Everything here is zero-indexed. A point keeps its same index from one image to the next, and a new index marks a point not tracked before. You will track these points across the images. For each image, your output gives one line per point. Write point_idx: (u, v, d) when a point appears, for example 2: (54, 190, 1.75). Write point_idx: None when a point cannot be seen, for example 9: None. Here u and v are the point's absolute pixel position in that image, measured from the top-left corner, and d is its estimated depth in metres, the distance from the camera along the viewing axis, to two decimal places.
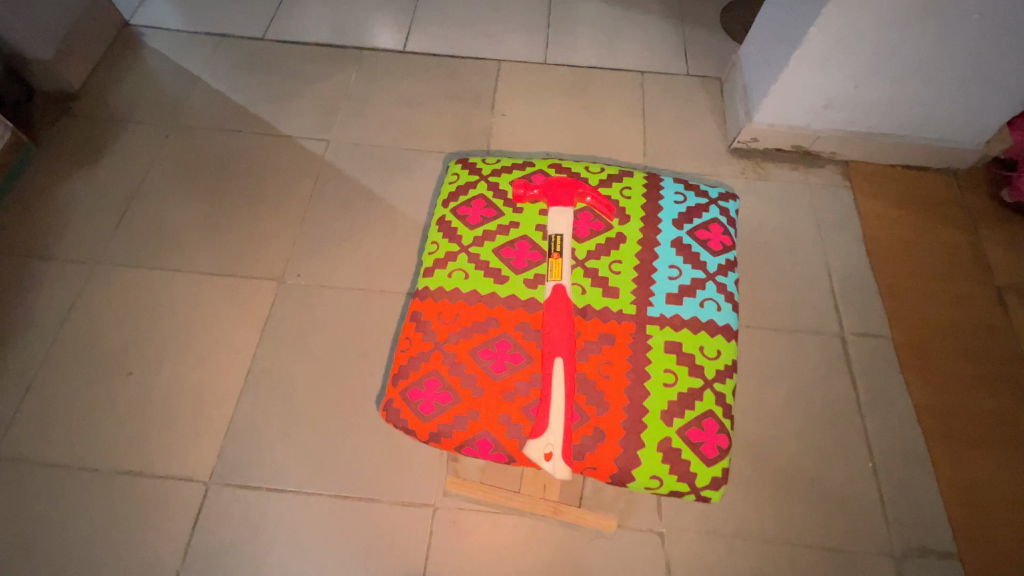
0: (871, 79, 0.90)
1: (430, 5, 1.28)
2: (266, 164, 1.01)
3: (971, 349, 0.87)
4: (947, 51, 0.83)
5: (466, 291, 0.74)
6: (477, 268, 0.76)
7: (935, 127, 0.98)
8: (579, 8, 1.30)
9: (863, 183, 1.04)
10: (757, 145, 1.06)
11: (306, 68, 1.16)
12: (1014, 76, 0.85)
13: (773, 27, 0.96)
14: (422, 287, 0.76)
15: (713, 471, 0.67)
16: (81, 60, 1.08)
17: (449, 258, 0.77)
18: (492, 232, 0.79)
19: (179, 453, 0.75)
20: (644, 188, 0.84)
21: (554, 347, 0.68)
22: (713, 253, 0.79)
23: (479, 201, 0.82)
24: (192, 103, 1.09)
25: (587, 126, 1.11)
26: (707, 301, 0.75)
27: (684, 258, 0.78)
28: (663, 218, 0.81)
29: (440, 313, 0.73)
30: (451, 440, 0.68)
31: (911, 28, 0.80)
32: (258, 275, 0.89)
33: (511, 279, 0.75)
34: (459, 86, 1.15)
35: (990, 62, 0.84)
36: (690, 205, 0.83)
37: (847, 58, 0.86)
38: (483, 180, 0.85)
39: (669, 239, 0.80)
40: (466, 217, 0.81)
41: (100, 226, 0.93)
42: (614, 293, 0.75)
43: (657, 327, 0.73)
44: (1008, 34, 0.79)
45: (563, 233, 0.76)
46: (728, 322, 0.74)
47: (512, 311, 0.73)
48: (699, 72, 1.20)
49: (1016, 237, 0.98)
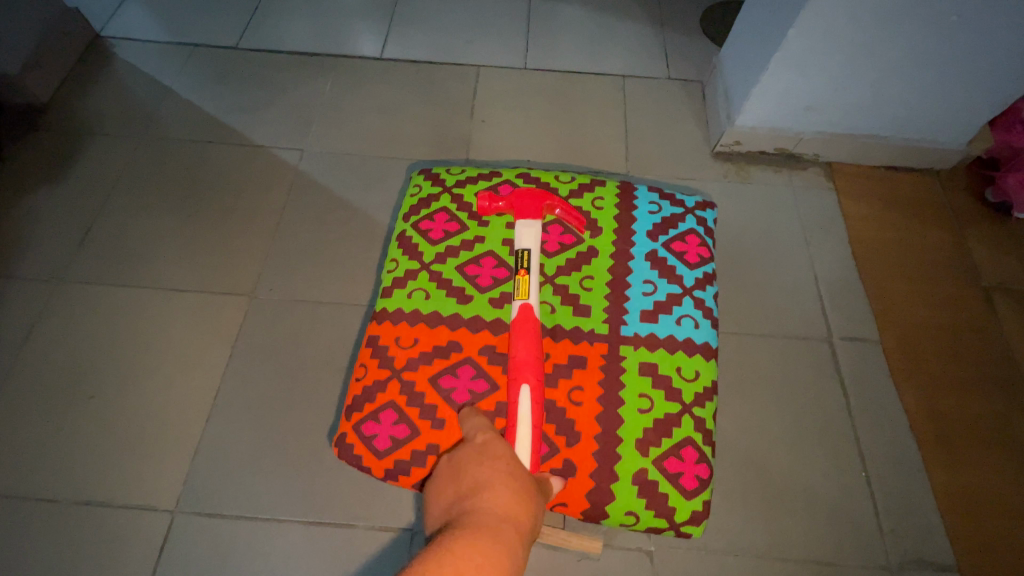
0: (850, 80, 0.93)
1: (409, 14, 1.29)
2: (239, 175, 1.01)
3: (961, 350, 0.87)
4: (925, 51, 0.86)
5: (426, 314, 0.72)
6: (439, 288, 0.75)
7: (917, 127, 1.01)
8: (560, 15, 1.31)
9: (846, 184, 1.06)
10: (740, 148, 1.08)
11: (281, 78, 1.17)
12: (992, 72, 0.88)
13: (753, 32, 0.98)
14: (381, 309, 0.74)
15: (693, 504, 0.64)
16: (46, 74, 1.10)
17: (410, 276, 0.76)
18: (455, 248, 0.78)
19: (143, 479, 0.74)
20: (616, 198, 0.83)
21: (521, 374, 0.64)
22: (690, 266, 0.77)
23: (442, 215, 0.81)
24: (163, 116, 1.10)
25: (567, 132, 1.10)
26: (684, 318, 0.73)
27: (660, 272, 0.76)
28: (637, 230, 0.80)
29: (397, 337, 0.71)
30: (408, 477, 0.65)
31: (888, 30, 0.83)
32: (230, 290, 0.89)
33: (475, 299, 0.74)
34: (438, 93, 1.16)
35: (966, 63, 0.87)
36: (665, 214, 0.82)
37: (827, 59, 0.89)
38: (446, 192, 0.83)
39: (643, 252, 0.78)
40: (428, 233, 0.79)
41: (65, 244, 0.93)
42: (585, 312, 0.73)
43: (631, 348, 0.71)
44: (981, 36, 0.83)
45: (531, 248, 0.73)
46: (706, 340, 0.72)
47: (476, 333, 0.71)
48: (679, 78, 1.21)
49: (998, 236, 1.01)
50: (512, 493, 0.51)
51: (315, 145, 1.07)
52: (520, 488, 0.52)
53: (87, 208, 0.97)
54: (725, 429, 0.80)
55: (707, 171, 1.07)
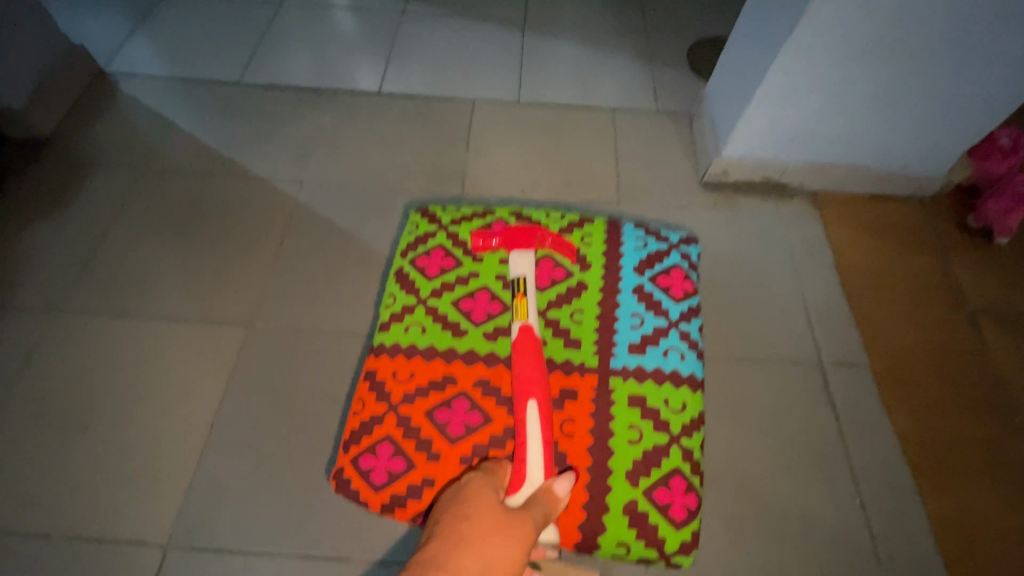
0: (831, 114, 0.97)
1: (407, 50, 1.34)
2: (239, 206, 1.03)
3: (951, 375, 0.89)
4: (899, 86, 0.91)
5: (423, 348, 0.74)
6: (435, 322, 0.77)
7: (896, 158, 1.05)
8: (552, 50, 1.36)
9: (832, 212, 1.09)
10: (728, 178, 1.11)
11: (282, 112, 1.20)
12: (963, 104, 0.93)
13: (736, 70, 1.03)
14: (378, 343, 0.75)
15: (683, 534, 0.65)
16: (51, 109, 1.13)
17: (407, 311, 0.78)
18: (451, 284, 0.80)
19: (136, 513, 0.73)
20: (604, 236, 0.86)
21: (529, 390, 0.67)
22: (675, 300, 0.80)
23: (438, 251, 0.84)
24: (165, 148, 1.12)
25: (560, 162, 1.13)
26: (670, 350, 0.75)
27: (646, 306, 0.79)
28: (624, 266, 0.83)
29: (395, 371, 0.73)
30: (405, 510, 0.66)
31: (863, 66, 0.88)
32: (227, 320, 0.90)
33: (471, 332, 0.76)
34: (434, 125, 1.19)
35: (938, 97, 0.92)
36: (651, 251, 0.85)
37: (808, 94, 0.93)
38: (442, 230, 0.86)
39: (630, 286, 0.81)
40: (425, 269, 0.82)
41: (64, 275, 0.93)
42: (575, 345, 0.76)
43: (620, 380, 0.73)
44: (949, 71, 0.88)
45: (526, 276, 0.77)
46: (693, 372, 0.74)
47: (472, 366, 0.73)
48: (667, 110, 1.25)
49: (982, 262, 1.04)
50: (489, 536, 0.49)
51: (314, 177, 1.09)
52: (498, 529, 0.50)
53: (87, 239, 0.98)
54: (720, 457, 0.80)
55: (696, 200, 1.09)
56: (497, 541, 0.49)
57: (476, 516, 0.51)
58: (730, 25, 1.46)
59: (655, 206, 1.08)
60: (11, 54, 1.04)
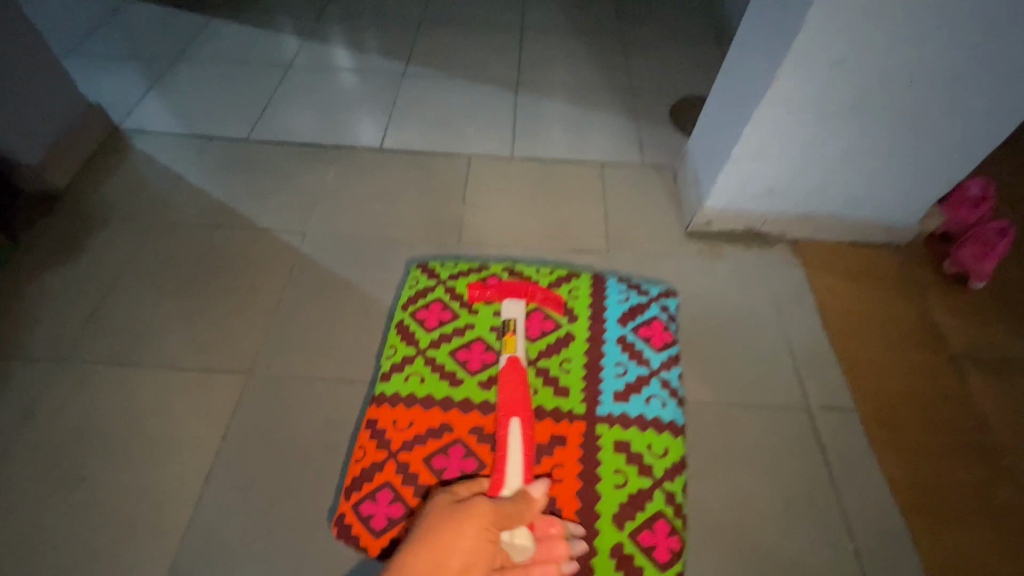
0: (804, 169, 1.03)
1: (407, 109, 1.42)
2: (242, 256, 1.07)
3: (937, 419, 0.91)
4: (864, 144, 0.98)
5: (421, 397, 0.78)
6: (432, 371, 0.81)
7: (870, 208, 1.11)
8: (544, 108, 1.44)
9: (813, 260, 1.14)
10: (712, 229, 1.16)
11: (287, 166, 1.26)
12: (925, 158, 1.00)
13: (714, 130, 1.11)
14: (378, 393, 0.79)
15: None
16: (67, 163, 1.18)
17: (407, 361, 0.82)
18: (447, 335, 0.85)
19: (129, 564, 0.73)
20: (590, 289, 0.91)
21: (512, 409, 0.74)
22: (655, 350, 0.85)
23: (436, 304, 0.88)
24: (174, 200, 1.17)
25: (552, 214, 1.19)
26: (653, 397, 0.80)
27: (629, 355, 0.84)
28: (609, 317, 0.88)
29: (393, 420, 0.76)
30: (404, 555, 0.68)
31: (830, 127, 0.96)
32: (228, 367, 0.91)
33: (466, 381, 0.80)
34: (432, 178, 1.25)
35: (902, 153, 0.99)
36: (632, 303, 0.90)
37: (781, 151, 1.00)
38: (440, 284, 0.91)
39: (614, 336, 0.86)
40: (423, 321, 0.86)
41: (69, 324, 0.96)
42: (564, 393, 0.79)
43: (607, 426, 0.77)
44: (908, 131, 0.95)
45: (514, 318, 0.85)
46: (674, 419, 0.79)
47: (467, 414, 0.77)
48: (654, 164, 1.32)
49: (960, 307, 1.08)
50: (442, 533, 0.56)
51: (316, 228, 1.14)
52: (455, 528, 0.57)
53: (95, 290, 1.01)
54: (712, 503, 0.81)
55: (684, 248, 1.14)
56: (452, 538, 0.56)
57: (438, 520, 0.58)
58: (711, 85, 1.56)
59: (643, 254, 1.13)
60: (32, 113, 1.10)
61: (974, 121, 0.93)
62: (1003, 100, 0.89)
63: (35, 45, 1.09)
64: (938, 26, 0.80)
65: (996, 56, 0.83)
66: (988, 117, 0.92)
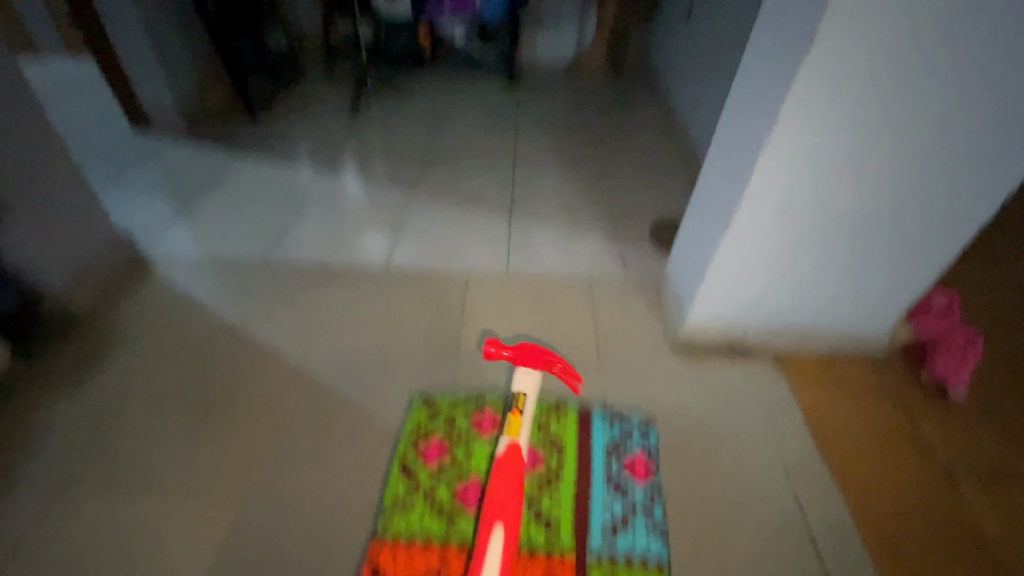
0: (773, 287, 1.12)
1: (412, 229, 1.56)
2: (249, 378, 1.13)
3: (933, 540, 0.93)
4: (824, 265, 1.08)
5: (423, 539, 0.90)
6: (434, 510, 0.93)
7: (842, 321, 1.18)
8: (536, 228, 1.58)
9: (795, 371, 1.19)
10: (696, 342, 1.22)
11: (298, 285, 1.35)
12: (881, 275, 1.10)
13: (689, 252, 1.22)
14: (385, 535, 0.90)
15: None
16: (91, 286, 1.26)
17: (411, 501, 0.94)
18: (447, 475, 0.98)
19: None
20: (575, 427, 1.05)
21: (499, 513, 0.85)
22: (637, 485, 0.97)
23: (437, 441, 1.02)
24: (188, 322, 1.24)
25: (545, 329, 1.26)
26: (633, 537, 0.91)
27: (611, 494, 0.96)
28: (593, 456, 1.01)
29: (396, 563, 0.87)
30: None
31: (790, 251, 1.06)
32: (225, 495, 0.96)
33: (462, 519, 0.92)
34: (434, 294, 1.33)
35: (859, 272, 1.09)
36: (615, 438, 1.04)
37: (750, 271, 1.10)
38: (442, 421, 1.05)
39: (598, 475, 0.98)
40: (426, 459, 1.00)
41: (74, 455, 1.01)
42: (553, 532, 0.91)
43: (592, 568, 0.87)
44: (860, 253, 1.06)
45: (527, 394, 1.01)
46: (653, 559, 0.89)
47: (464, 554, 0.88)
48: (638, 279, 1.42)
49: (944, 416, 1.12)
50: None
51: (322, 345, 1.20)
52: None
53: (103, 420, 1.05)
54: None
55: (670, 363, 1.19)
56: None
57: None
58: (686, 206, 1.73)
59: (634, 366, 1.18)
60: (69, 244, 1.21)
61: (922, 237, 1.03)
62: (945, 217, 1.00)
63: (81, 185, 1.22)
64: (872, 167, 0.93)
65: (928, 183, 0.95)
66: (935, 231, 1.02)
